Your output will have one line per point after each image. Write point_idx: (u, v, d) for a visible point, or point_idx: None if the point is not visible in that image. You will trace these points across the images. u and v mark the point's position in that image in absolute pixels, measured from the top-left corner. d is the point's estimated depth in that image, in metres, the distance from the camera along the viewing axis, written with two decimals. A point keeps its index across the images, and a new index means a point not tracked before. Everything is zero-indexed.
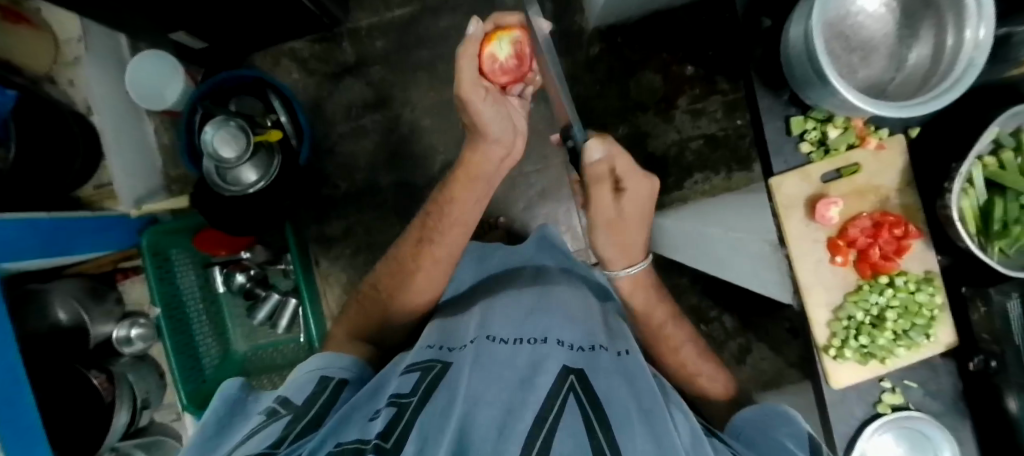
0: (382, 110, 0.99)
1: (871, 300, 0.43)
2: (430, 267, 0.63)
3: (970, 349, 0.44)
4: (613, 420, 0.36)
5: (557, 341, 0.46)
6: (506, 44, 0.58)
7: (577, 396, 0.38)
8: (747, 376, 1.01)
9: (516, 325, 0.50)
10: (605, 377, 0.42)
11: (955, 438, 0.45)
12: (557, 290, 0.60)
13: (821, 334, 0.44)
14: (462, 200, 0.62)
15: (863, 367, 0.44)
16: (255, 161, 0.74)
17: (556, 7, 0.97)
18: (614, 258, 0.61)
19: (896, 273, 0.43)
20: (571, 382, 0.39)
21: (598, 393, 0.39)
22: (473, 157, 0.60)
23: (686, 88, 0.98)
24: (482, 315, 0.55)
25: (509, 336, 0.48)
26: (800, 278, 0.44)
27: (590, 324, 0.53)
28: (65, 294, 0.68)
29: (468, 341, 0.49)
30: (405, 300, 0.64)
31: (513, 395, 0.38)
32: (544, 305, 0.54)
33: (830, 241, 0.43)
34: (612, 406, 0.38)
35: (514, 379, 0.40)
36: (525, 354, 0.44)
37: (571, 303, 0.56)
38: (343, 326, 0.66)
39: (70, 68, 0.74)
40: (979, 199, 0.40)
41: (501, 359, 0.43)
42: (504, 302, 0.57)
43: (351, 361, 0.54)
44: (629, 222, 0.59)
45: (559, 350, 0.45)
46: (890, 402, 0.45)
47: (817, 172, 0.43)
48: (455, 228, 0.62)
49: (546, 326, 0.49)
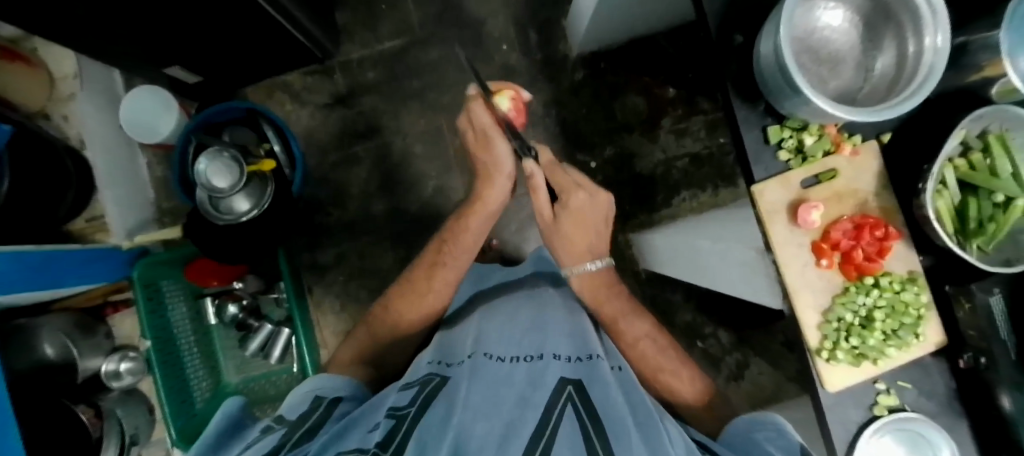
0: (374, 138, 1.01)
1: (858, 302, 0.44)
2: (440, 288, 0.65)
3: (959, 347, 0.44)
4: (612, 432, 0.36)
5: (553, 356, 0.45)
6: (506, 100, 0.63)
7: (575, 406, 0.37)
8: (747, 392, 1.00)
9: (513, 338, 0.49)
10: (603, 387, 0.41)
11: (954, 439, 0.45)
12: (551, 302, 0.59)
13: (812, 337, 0.45)
14: (473, 228, 0.67)
15: (856, 368, 0.44)
16: (248, 190, 0.75)
17: (541, 36, 1.01)
18: (564, 255, 0.64)
19: (880, 273, 0.44)
20: (569, 393, 0.39)
21: (598, 406, 0.38)
22: (486, 192, 0.67)
23: (669, 109, 1.01)
24: (479, 329, 0.54)
25: (507, 351, 0.47)
26: (789, 282, 0.45)
27: (586, 336, 0.52)
28: (56, 327, 0.67)
29: (466, 356, 0.48)
30: (409, 314, 0.64)
31: (510, 407, 0.37)
32: (543, 319, 0.53)
33: (814, 246, 0.45)
34: (611, 416, 0.37)
35: (512, 390, 0.39)
36: (522, 369, 0.43)
37: (568, 316, 0.55)
38: (349, 349, 0.63)
39: (65, 104, 0.75)
40: (953, 199, 0.42)
41: (498, 373, 0.42)
42: (503, 315, 0.55)
43: (347, 382, 0.52)
44: (581, 230, 0.62)
45: (557, 364, 0.44)
46: (886, 403, 0.45)
47: (797, 179, 0.45)
48: (465, 252, 0.66)
49: (542, 340, 0.48)
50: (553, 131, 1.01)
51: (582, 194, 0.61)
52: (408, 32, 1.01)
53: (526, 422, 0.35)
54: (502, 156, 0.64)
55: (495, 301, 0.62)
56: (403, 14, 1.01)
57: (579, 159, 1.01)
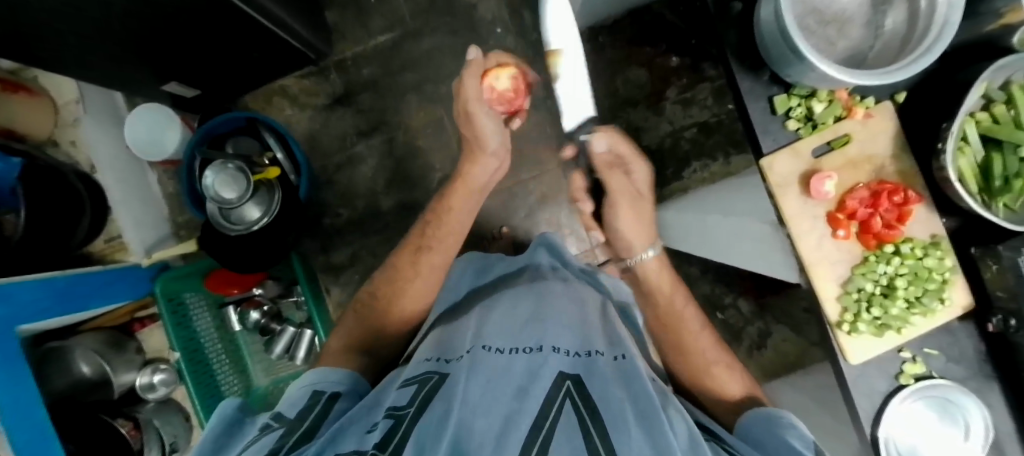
0: (376, 135, 1.00)
1: (875, 269, 0.43)
2: (427, 272, 0.66)
3: (988, 311, 0.43)
4: (609, 425, 0.35)
5: (552, 349, 0.44)
6: (504, 78, 0.79)
7: (574, 402, 0.36)
8: (768, 360, 0.99)
9: (512, 332, 0.48)
10: (602, 383, 0.40)
11: (986, 403, 0.44)
12: (551, 292, 0.57)
13: (832, 310, 0.44)
14: (458, 209, 0.71)
15: (881, 340, 0.43)
16: (257, 198, 0.76)
17: (536, 15, 0.98)
18: (623, 230, 0.76)
19: (901, 240, 0.43)
20: (567, 388, 0.38)
21: (596, 398, 0.37)
22: (471, 170, 0.73)
23: (674, 79, 0.98)
24: (479, 322, 0.53)
25: (506, 344, 0.45)
26: (804, 257, 0.44)
27: (586, 327, 0.51)
28: (89, 347, 0.70)
29: (465, 351, 0.47)
30: (407, 299, 0.65)
31: (509, 403, 0.36)
32: (543, 312, 0.51)
33: (829, 217, 0.43)
34: (610, 410, 0.36)
35: (511, 385, 0.38)
36: (521, 361, 0.42)
37: (568, 308, 0.54)
38: (338, 336, 0.62)
39: (72, 129, 0.77)
40: (976, 156, 0.40)
41: (497, 368, 0.41)
42: (503, 309, 0.54)
43: (347, 375, 0.53)
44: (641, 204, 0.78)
45: (557, 358, 0.42)
46: (912, 372, 0.44)
47: (808, 149, 0.43)
48: (449, 235, 0.69)
49: (542, 333, 0.47)
50: (556, 112, 0.99)
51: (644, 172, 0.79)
52: (400, 24, 0.99)
53: (523, 417, 0.34)
54: (489, 132, 0.72)
55: (494, 297, 0.60)
56: (393, 5, 0.99)
57: None
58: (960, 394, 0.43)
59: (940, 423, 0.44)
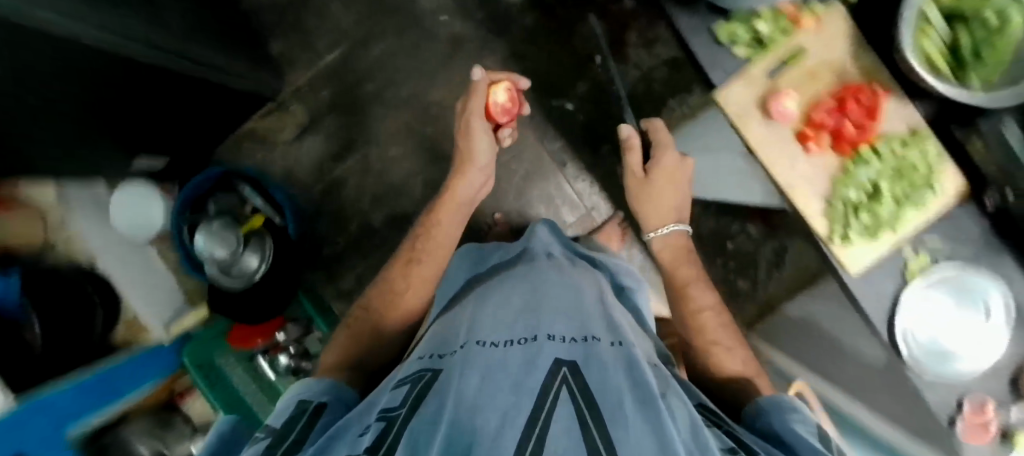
0: (350, 156, 0.95)
1: (857, 176, 0.42)
2: (417, 285, 0.64)
3: (982, 188, 0.42)
4: (605, 410, 0.33)
5: (547, 337, 0.44)
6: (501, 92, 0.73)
7: (570, 390, 0.36)
8: (791, 278, 0.97)
9: (506, 325, 0.48)
10: (601, 370, 0.39)
11: (1000, 276, 0.42)
12: (544, 281, 0.57)
13: (820, 226, 0.43)
14: (446, 224, 0.68)
15: (877, 245, 0.42)
16: (250, 250, 0.79)
17: None
18: (647, 205, 0.64)
19: (876, 141, 0.42)
20: (563, 375, 0.38)
21: (590, 384, 0.37)
22: (459, 185, 0.69)
23: (631, 21, 0.94)
24: (472, 317, 0.54)
25: (500, 337, 0.46)
26: (781, 181, 0.43)
27: (583, 313, 0.50)
28: (140, 432, 0.75)
29: (458, 346, 0.48)
30: (408, 302, 0.64)
31: (505, 398, 0.35)
32: (537, 303, 0.52)
33: (798, 136, 0.42)
34: (607, 397, 0.35)
35: (508, 377, 0.38)
36: (516, 351, 0.42)
37: (562, 294, 0.53)
38: (332, 353, 0.59)
39: (64, 228, 0.79)
40: (943, 37, 0.38)
41: (490, 362, 0.41)
42: (496, 302, 0.54)
43: (329, 382, 0.48)
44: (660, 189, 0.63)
45: (552, 345, 0.42)
46: (917, 267, 0.43)
47: (762, 74, 0.42)
48: (439, 250, 0.66)
49: (537, 323, 0.47)
50: None
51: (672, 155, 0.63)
52: None
53: (520, 404, 0.34)
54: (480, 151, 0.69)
55: (490, 285, 0.60)
56: (332, 21, 0.94)
57: (554, 105, 0.96)
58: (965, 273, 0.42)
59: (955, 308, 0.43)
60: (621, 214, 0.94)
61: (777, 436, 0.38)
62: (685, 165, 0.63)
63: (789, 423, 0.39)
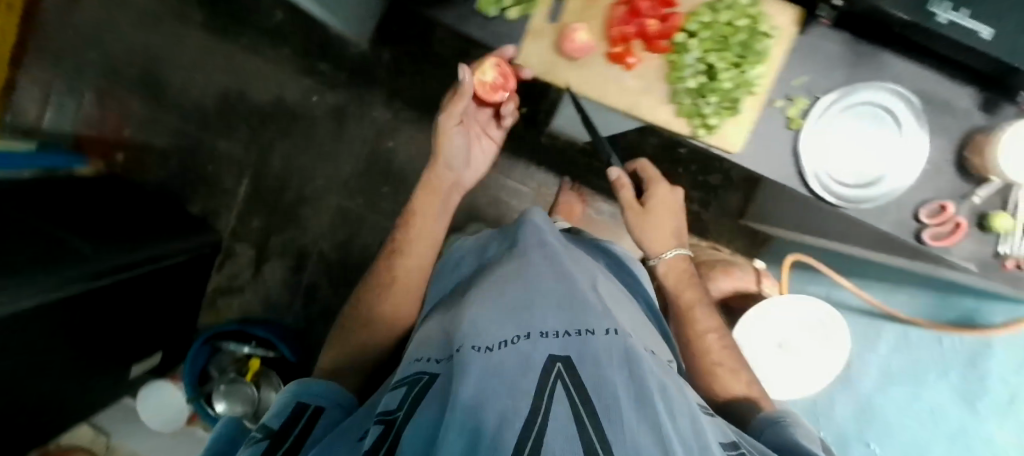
0: (310, 262, 0.97)
1: (685, 64, 0.39)
2: (406, 277, 0.51)
3: (813, 7, 0.39)
4: (607, 421, 0.21)
5: (538, 332, 0.29)
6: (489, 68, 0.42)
7: (565, 391, 0.24)
8: None
9: (497, 300, 0.34)
10: (600, 368, 0.26)
11: (875, 75, 0.40)
12: (530, 243, 0.43)
13: (682, 126, 0.41)
14: (422, 203, 0.55)
15: (739, 115, 0.40)
16: (265, 388, 0.85)
17: (329, 59, 0.92)
18: (649, 229, 0.55)
19: (685, 21, 0.39)
20: (556, 373, 0.25)
21: (597, 385, 0.24)
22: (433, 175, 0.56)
23: None
24: (453, 303, 0.39)
25: (494, 323, 0.30)
26: (621, 108, 0.41)
27: (580, 296, 0.35)
28: None
29: (444, 339, 0.33)
30: (402, 302, 0.50)
31: (494, 394, 0.23)
32: (533, 278, 0.37)
33: (610, 58, 0.40)
34: (607, 402, 0.23)
35: (495, 374, 0.25)
36: (510, 346, 0.28)
37: (546, 255, 0.40)
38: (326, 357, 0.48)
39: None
40: None
41: (482, 352, 0.27)
42: (489, 276, 0.39)
43: (333, 388, 0.39)
44: (660, 216, 0.55)
45: (543, 339, 0.28)
46: (797, 114, 0.41)
47: (544, 25, 0.40)
48: (424, 242, 0.53)
49: (528, 301, 0.33)
50: (415, 118, 0.93)
51: (666, 188, 0.57)
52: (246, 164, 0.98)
53: (509, 407, 0.22)
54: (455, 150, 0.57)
55: (464, 275, 0.45)
56: (227, 156, 0.95)
57: None
58: (854, 89, 0.40)
59: (867, 127, 0.41)
60: (567, 179, 0.93)
61: (780, 447, 0.35)
62: (679, 199, 0.58)
63: (794, 434, 0.35)
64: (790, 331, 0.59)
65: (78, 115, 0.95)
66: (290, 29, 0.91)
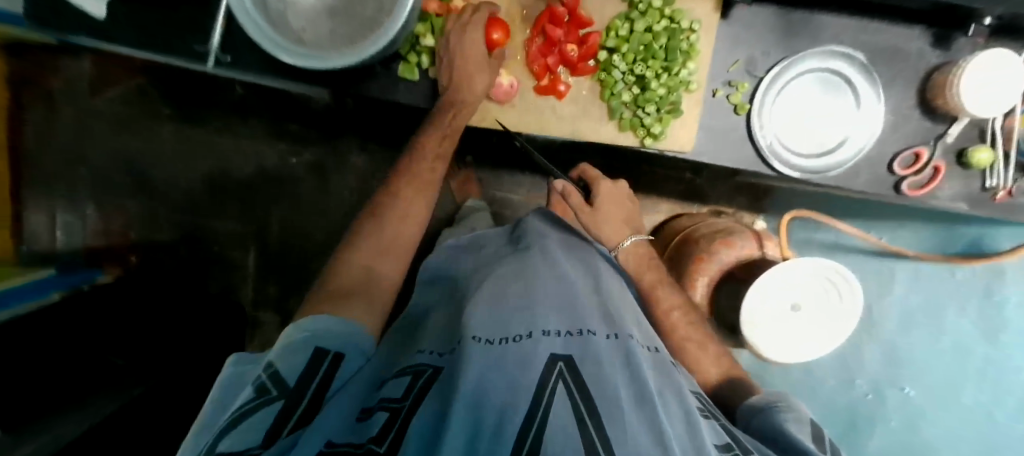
0: None
1: (614, 81, 0.43)
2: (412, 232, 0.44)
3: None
4: (604, 409, 0.25)
5: (541, 331, 0.31)
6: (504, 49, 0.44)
7: (568, 389, 0.26)
8: None
9: (499, 297, 0.35)
10: (600, 366, 0.28)
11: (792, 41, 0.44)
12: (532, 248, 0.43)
13: (628, 138, 0.45)
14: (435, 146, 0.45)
15: (682, 114, 0.44)
16: None
17: (297, 119, 0.93)
18: (605, 224, 0.53)
19: (603, 42, 0.43)
20: (559, 371, 0.27)
21: (596, 382, 0.27)
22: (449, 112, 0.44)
23: None
24: (454, 299, 0.41)
25: (493, 323, 0.32)
26: (567, 132, 0.45)
27: (580, 295, 0.37)
28: None
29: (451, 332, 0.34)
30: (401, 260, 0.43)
31: (498, 396, 0.25)
32: (531, 274, 0.38)
33: (541, 92, 0.44)
34: (607, 398, 0.26)
35: (501, 372, 0.27)
36: (511, 343, 0.30)
37: (545, 255, 0.42)
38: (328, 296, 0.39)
39: None
40: None
41: (489, 351, 0.29)
42: (486, 272, 0.41)
43: (346, 324, 0.35)
44: (611, 211, 0.53)
45: (546, 337, 0.30)
46: (738, 99, 0.44)
47: None
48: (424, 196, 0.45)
49: (532, 299, 0.34)
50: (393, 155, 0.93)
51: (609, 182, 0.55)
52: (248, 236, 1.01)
53: (509, 403, 0.25)
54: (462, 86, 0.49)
55: (466, 271, 0.46)
56: (230, 234, 0.98)
57: None
58: (801, 59, 0.44)
59: (819, 94, 0.45)
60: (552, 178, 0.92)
61: (771, 434, 0.34)
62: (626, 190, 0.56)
63: (781, 421, 0.34)
64: (805, 289, 0.56)
65: (87, 231, 0.99)
66: (253, 101, 0.93)
